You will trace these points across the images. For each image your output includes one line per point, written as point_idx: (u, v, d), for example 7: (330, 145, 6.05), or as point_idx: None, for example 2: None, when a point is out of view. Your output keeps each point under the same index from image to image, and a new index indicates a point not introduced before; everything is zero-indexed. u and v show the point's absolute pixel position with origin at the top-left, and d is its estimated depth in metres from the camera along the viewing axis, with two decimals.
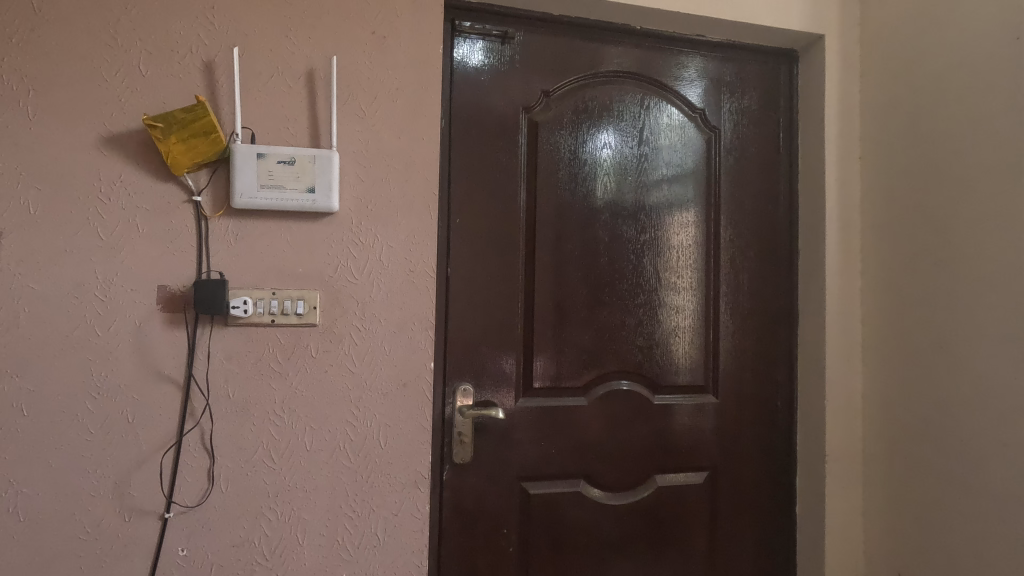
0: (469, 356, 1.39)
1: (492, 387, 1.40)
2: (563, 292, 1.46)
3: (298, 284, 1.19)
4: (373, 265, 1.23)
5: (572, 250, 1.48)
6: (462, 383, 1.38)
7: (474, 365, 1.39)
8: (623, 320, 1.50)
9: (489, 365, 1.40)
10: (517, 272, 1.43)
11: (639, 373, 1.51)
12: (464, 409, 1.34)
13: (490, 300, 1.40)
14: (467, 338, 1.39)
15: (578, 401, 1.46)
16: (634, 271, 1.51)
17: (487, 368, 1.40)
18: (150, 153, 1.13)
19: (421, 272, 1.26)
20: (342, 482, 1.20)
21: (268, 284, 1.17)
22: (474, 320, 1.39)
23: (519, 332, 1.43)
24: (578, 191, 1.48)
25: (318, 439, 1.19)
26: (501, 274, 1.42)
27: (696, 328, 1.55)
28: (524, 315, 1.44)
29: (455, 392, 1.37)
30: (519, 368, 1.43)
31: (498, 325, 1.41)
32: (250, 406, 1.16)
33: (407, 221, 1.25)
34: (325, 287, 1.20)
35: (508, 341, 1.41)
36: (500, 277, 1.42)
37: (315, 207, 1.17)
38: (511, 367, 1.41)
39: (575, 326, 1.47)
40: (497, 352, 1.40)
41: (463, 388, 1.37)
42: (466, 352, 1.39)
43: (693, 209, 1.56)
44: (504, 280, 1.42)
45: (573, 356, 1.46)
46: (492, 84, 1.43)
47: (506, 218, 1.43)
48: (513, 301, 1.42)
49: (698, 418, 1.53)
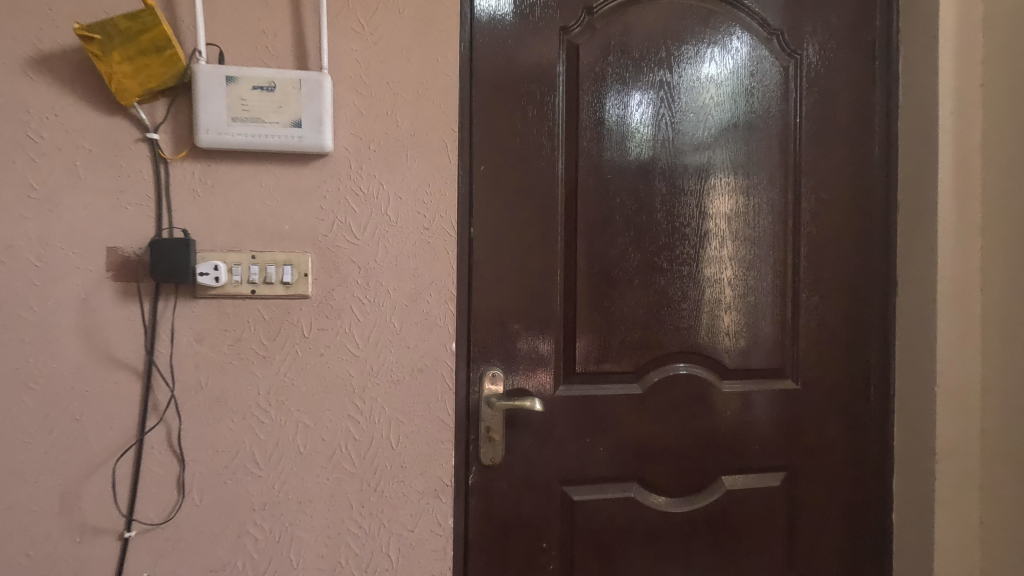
0: (499, 335, 1.13)
1: (526, 371, 1.15)
2: (611, 258, 1.20)
3: (284, 245, 0.94)
4: (379, 222, 0.98)
5: (622, 209, 1.20)
6: (490, 367, 1.13)
7: (506, 346, 1.13)
8: (682, 293, 1.23)
9: (524, 347, 1.14)
10: (556, 234, 1.16)
11: (704, 355, 1.24)
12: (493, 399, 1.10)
13: (523, 269, 1.14)
14: (496, 313, 1.13)
15: (630, 388, 1.21)
16: (697, 231, 1.24)
17: (521, 349, 1.14)
18: (91, 78, 0.88)
19: (438, 231, 1.00)
20: (345, 491, 0.97)
21: (246, 246, 0.93)
22: (504, 291, 1.13)
23: (558, 306, 1.17)
24: (628, 137, 1.21)
25: (314, 438, 0.96)
26: (536, 233, 1.15)
27: (771, 299, 1.27)
28: (566, 286, 1.18)
29: (482, 378, 1.12)
30: (558, 350, 1.17)
31: (534, 298, 1.15)
32: (227, 397, 0.93)
33: (419, 165, 0.99)
34: (319, 249, 0.96)
35: (546, 317, 1.15)
36: (536, 239, 1.15)
37: (302, 145, 0.92)
38: (549, 347, 1.16)
39: (626, 301, 1.20)
40: (532, 329, 1.15)
41: (494, 373, 1.12)
42: (495, 330, 1.13)
43: (770, 159, 1.27)
44: (540, 243, 1.15)
45: (624, 336, 1.20)
46: (518, 23, 1.15)
47: (542, 167, 1.16)
48: (552, 269, 1.16)
49: (775, 408, 1.27)
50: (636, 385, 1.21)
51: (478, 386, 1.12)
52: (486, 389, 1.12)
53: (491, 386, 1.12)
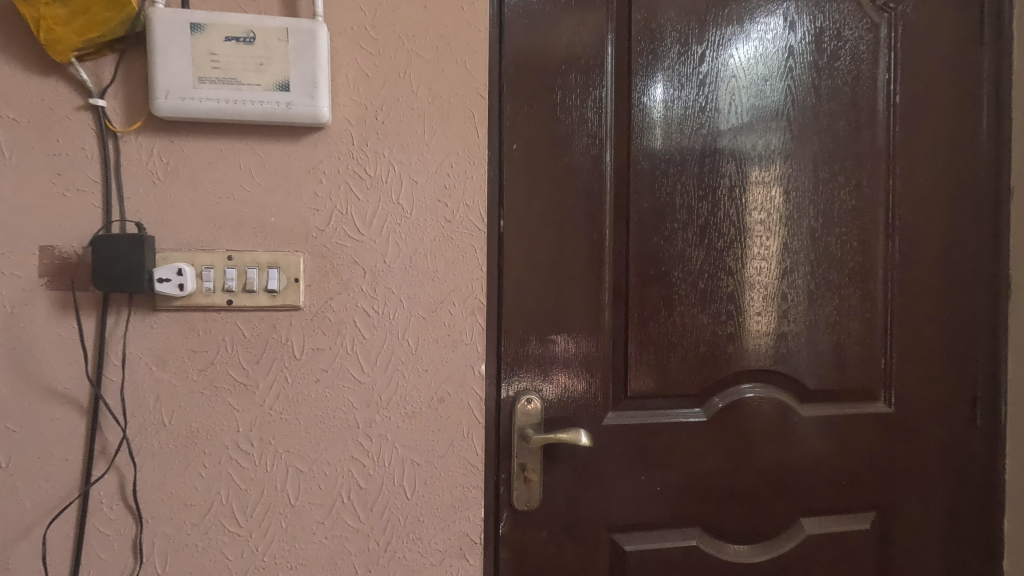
0: (536, 352, 0.92)
1: (568, 396, 0.94)
2: (670, 258, 0.98)
3: (267, 242, 0.74)
4: (388, 213, 0.78)
5: (682, 197, 0.98)
6: (525, 391, 0.92)
7: (544, 365, 0.92)
8: (754, 300, 1.01)
9: (565, 367, 0.93)
10: (604, 228, 0.95)
11: (779, 374, 1.03)
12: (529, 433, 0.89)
13: (564, 272, 0.93)
14: (531, 325, 0.92)
15: (691, 416, 0.99)
16: (770, 225, 1.01)
17: (562, 369, 0.93)
18: (17, 28, 0.68)
19: (462, 225, 0.80)
20: (346, 553, 0.77)
21: (219, 243, 0.73)
22: (542, 298, 0.92)
23: (606, 316, 0.95)
24: (690, 108, 0.98)
25: (308, 487, 0.76)
26: (579, 227, 0.94)
27: (861, 306, 1.05)
28: (616, 291, 0.96)
29: (515, 406, 0.91)
30: (605, 369, 0.96)
31: (578, 307, 0.94)
32: (197, 437, 0.73)
33: (440, 142, 0.79)
34: (313, 247, 0.76)
35: (592, 330, 0.94)
36: (580, 235, 0.94)
37: (290, 114, 0.71)
38: (595, 366, 0.95)
39: (687, 311, 0.98)
40: (576, 344, 0.94)
41: (530, 399, 0.91)
42: (531, 347, 0.92)
43: (862, 135, 1.04)
44: (585, 239, 0.94)
45: (685, 352, 0.98)
46: None
47: (587, 146, 0.94)
48: (599, 270, 0.95)
49: (863, 436, 1.05)
50: (698, 411, 1.00)
51: (509, 414, 0.91)
52: (520, 418, 0.91)
53: (526, 415, 0.91)
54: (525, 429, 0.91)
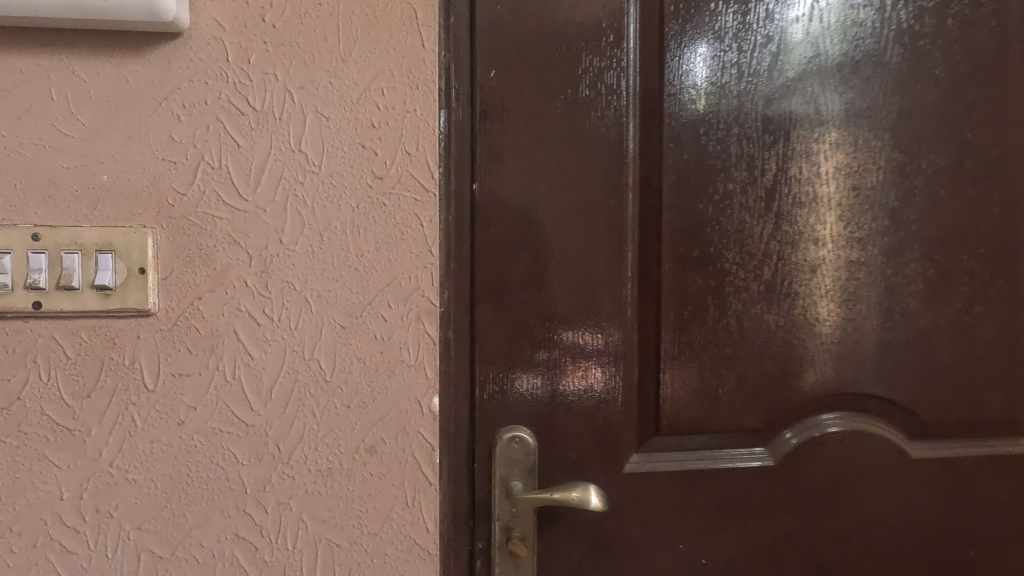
0: (527, 374, 0.63)
1: (575, 434, 0.65)
2: (721, 238, 0.67)
3: (96, 213, 0.48)
4: (284, 168, 0.50)
5: (739, 149, 0.67)
6: (517, 429, 0.63)
7: (539, 393, 0.63)
8: (844, 298, 0.70)
9: (569, 393, 0.64)
10: (626, 193, 0.65)
11: (880, 400, 0.72)
12: (518, 490, 0.62)
13: (568, 257, 0.64)
14: (518, 334, 0.63)
15: (751, 460, 0.69)
16: (869, 190, 0.70)
17: (565, 398, 0.64)
18: None
19: (401, 186, 0.52)
20: None
21: (20, 215, 0.47)
22: (536, 294, 0.63)
23: (630, 320, 0.66)
24: (753, 17, 0.67)
25: None
26: (591, 190, 0.64)
27: (1004, 303, 0.72)
28: (644, 284, 0.66)
29: (501, 450, 0.62)
30: (629, 396, 0.66)
31: (588, 307, 0.64)
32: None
33: (363, 58, 0.51)
34: (167, 219, 0.49)
35: (608, 341, 0.65)
36: (590, 202, 0.64)
37: (113, 9, 0.45)
38: (615, 390, 0.65)
39: (745, 315, 0.68)
40: (586, 360, 0.65)
41: (517, 437, 0.62)
42: (518, 366, 0.63)
43: (1010, 53, 0.71)
44: (598, 208, 0.64)
45: (743, 369, 0.68)
46: None
47: (600, 72, 0.64)
48: (618, 254, 0.65)
49: (1000, 488, 0.74)
50: (760, 452, 0.70)
51: (487, 457, 0.63)
52: (503, 464, 0.62)
53: (511, 459, 0.62)
54: (511, 479, 0.62)
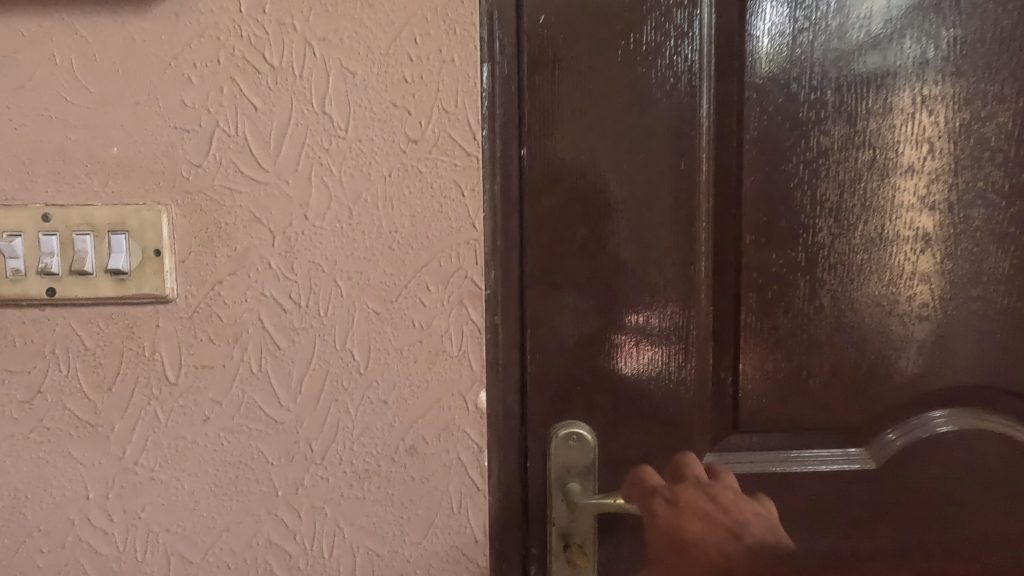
0: (584, 366, 0.55)
1: (640, 432, 0.57)
2: (813, 206, 0.56)
3: (107, 190, 0.44)
4: (306, 133, 0.44)
5: (839, 98, 0.56)
6: (574, 426, 0.55)
7: (598, 388, 0.55)
8: (965, 276, 0.58)
9: (633, 388, 0.56)
10: (699, 155, 0.55)
11: (1006, 394, 0.60)
12: (577, 494, 0.55)
13: (631, 231, 0.54)
14: (573, 321, 0.55)
15: (845, 462, 0.60)
16: (1001, 144, 0.57)
17: (628, 394, 0.56)
18: None
19: (438, 149, 0.45)
20: None
21: (30, 194, 0.44)
22: (595, 275, 0.54)
23: (702, 303, 0.57)
24: None
25: None
26: (659, 151, 0.54)
27: None
28: (720, 261, 0.57)
29: (557, 448, 0.55)
30: (701, 390, 0.58)
31: (654, 289, 0.55)
32: (26, 507, 0.46)
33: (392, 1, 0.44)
34: (182, 194, 0.44)
35: (677, 328, 0.56)
36: (658, 167, 0.54)
37: None
38: (687, 381, 0.57)
39: (840, 296, 0.57)
40: (653, 348, 0.56)
41: (574, 436, 0.55)
42: (574, 358, 0.55)
43: None
44: (666, 173, 0.54)
45: (837, 360, 0.58)
46: None
47: (669, 11, 0.53)
48: (690, 227, 0.55)
49: None
50: (857, 453, 0.60)
51: (540, 456, 0.55)
52: (558, 463, 0.55)
53: (568, 458, 0.55)
54: (567, 480, 0.55)
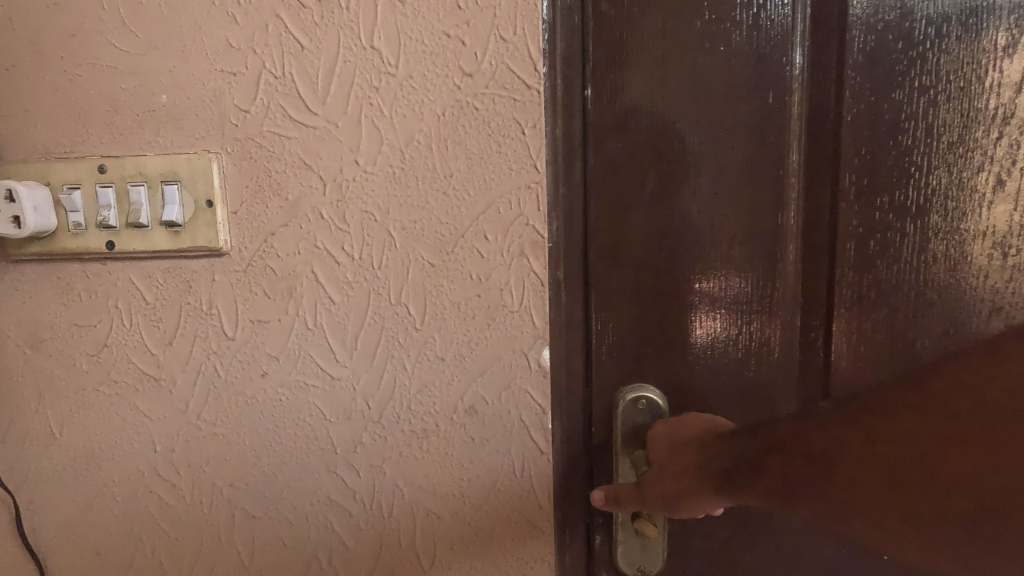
0: (654, 327, 0.50)
1: (717, 400, 0.51)
2: (928, 141, 0.47)
3: (160, 140, 0.43)
4: (356, 71, 0.41)
5: (966, 8, 0.46)
6: (642, 393, 0.49)
7: (670, 350, 0.50)
8: None
9: (708, 352, 0.50)
10: (790, 83, 0.47)
11: None
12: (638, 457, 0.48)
13: (710, 173, 0.47)
14: (640, 278, 0.49)
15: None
16: None
17: (703, 357, 0.50)
18: None
19: (494, 83, 0.41)
20: None
21: (87, 146, 0.43)
22: (666, 225, 0.48)
23: (791, 255, 0.49)
24: None
25: (267, 541, 0.47)
26: (746, 80, 0.47)
27: None
28: (815, 206, 0.49)
29: (621, 414, 0.49)
30: (788, 354, 0.51)
31: (735, 240, 0.48)
32: (101, 456, 0.47)
33: None
34: (232, 141, 0.42)
35: (761, 284, 0.49)
36: (742, 98, 0.47)
37: None
38: (773, 342, 0.50)
39: (958, 248, 0.49)
40: (733, 306, 0.50)
41: (639, 399, 0.49)
42: (643, 318, 0.49)
43: None
44: (753, 105, 0.47)
45: (956, 321, 0.50)
46: None
47: None
48: (779, 168, 0.48)
49: None
50: None
51: (605, 420, 0.50)
52: (625, 426, 0.49)
53: (636, 421, 0.49)
54: (635, 445, 0.49)
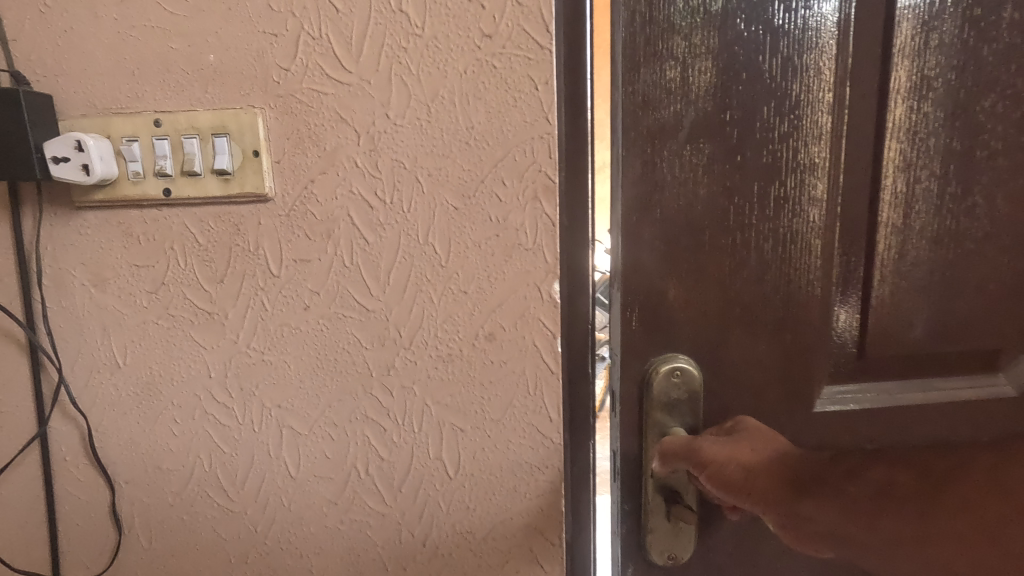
0: (679, 276, 0.53)
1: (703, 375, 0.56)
2: (951, 99, 0.51)
3: (209, 95, 0.47)
4: (386, 33, 0.46)
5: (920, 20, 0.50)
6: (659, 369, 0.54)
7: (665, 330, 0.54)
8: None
9: (733, 295, 0.54)
10: (827, 31, 0.49)
11: None
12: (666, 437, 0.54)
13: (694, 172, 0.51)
14: (678, 227, 0.52)
15: (973, 386, 0.58)
16: None
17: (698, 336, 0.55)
18: None
19: (511, 41, 0.46)
20: (372, 545, 0.55)
21: (141, 102, 0.48)
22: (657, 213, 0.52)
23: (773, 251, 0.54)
24: None
25: (312, 454, 0.54)
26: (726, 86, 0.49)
27: None
28: (847, 157, 0.51)
29: (652, 392, 0.54)
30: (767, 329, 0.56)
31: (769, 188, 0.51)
32: (162, 382, 0.53)
33: None
34: (274, 98, 0.47)
35: (790, 231, 0.52)
36: (776, 48, 0.49)
37: None
38: (758, 322, 0.55)
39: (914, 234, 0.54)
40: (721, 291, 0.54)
41: (671, 379, 0.54)
42: (649, 291, 0.53)
43: None
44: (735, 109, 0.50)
45: (970, 275, 0.55)
46: None
47: None
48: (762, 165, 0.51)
49: None
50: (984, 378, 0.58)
51: (639, 399, 0.55)
52: (658, 407, 0.55)
53: (668, 402, 0.55)
54: (667, 427, 0.55)
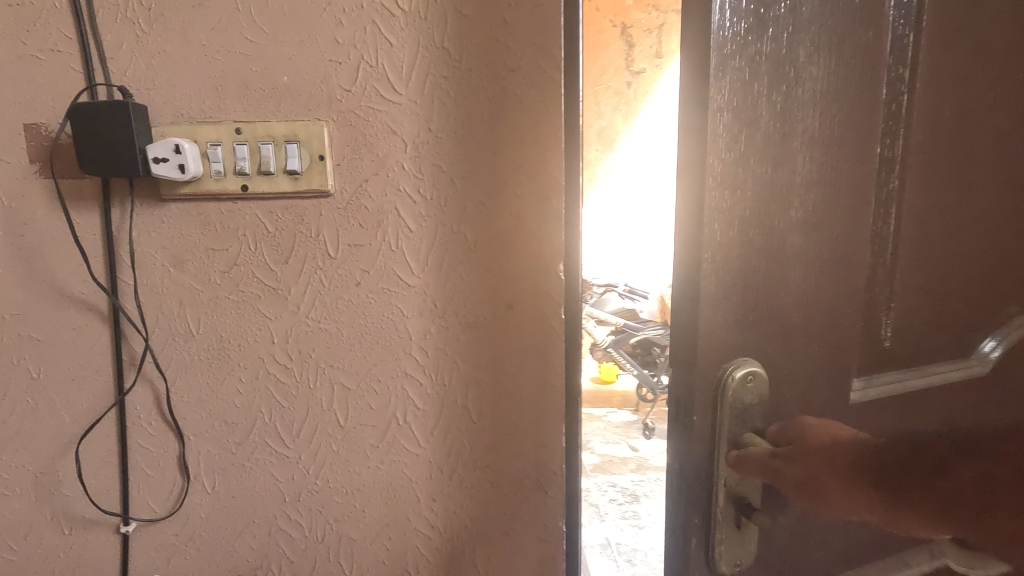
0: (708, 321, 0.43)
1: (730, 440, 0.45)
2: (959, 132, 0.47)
3: (282, 110, 0.58)
4: (431, 64, 0.58)
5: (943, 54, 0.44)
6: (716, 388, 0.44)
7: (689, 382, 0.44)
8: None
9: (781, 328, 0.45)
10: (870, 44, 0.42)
11: None
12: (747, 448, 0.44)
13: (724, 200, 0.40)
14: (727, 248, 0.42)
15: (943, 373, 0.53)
16: None
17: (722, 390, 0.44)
18: None
19: (529, 75, 0.58)
20: (407, 479, 0.67)
21: (223, 113, 0.58)
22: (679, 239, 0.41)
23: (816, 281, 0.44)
24: None
25: (358, 406, 0.65)
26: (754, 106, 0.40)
27: None
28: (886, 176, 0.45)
29: (730, 397, 0.44)
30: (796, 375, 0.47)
31: (826, 200, 0.44)
32: (230, 348, 0.63)
33: None
34: (337, 112, 0.58)
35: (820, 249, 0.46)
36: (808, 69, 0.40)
37: None
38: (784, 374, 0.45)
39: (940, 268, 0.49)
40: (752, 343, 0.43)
41: (747, 383, 0.44)
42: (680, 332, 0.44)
43: None
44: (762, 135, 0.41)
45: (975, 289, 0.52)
46: None
47: None
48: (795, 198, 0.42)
49: None
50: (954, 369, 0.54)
51: (710, 403, 0.44)
52: (733, 413, 0.44)
53: (743, 408, 0.45)
54: (743, 436, 0.45)
